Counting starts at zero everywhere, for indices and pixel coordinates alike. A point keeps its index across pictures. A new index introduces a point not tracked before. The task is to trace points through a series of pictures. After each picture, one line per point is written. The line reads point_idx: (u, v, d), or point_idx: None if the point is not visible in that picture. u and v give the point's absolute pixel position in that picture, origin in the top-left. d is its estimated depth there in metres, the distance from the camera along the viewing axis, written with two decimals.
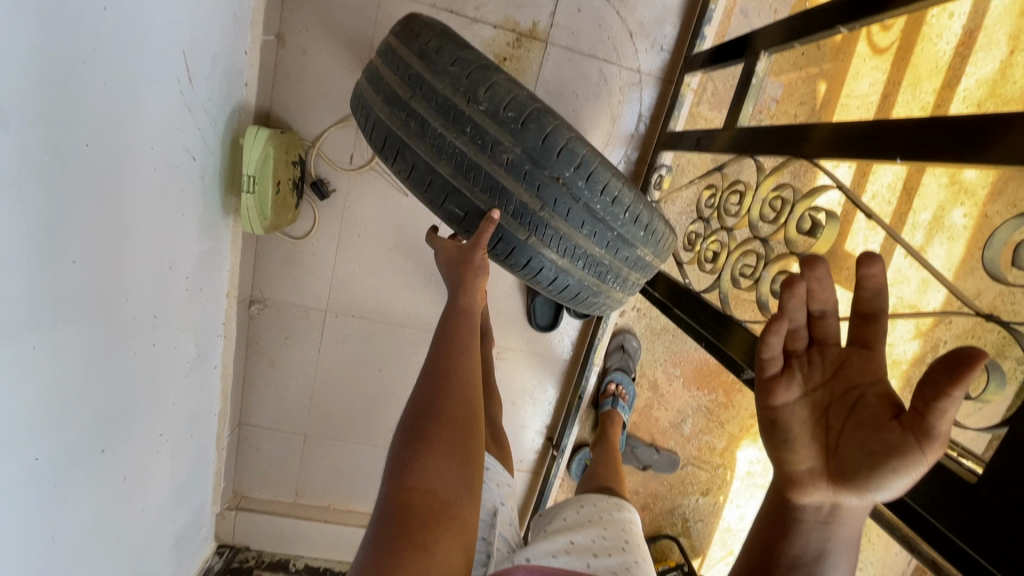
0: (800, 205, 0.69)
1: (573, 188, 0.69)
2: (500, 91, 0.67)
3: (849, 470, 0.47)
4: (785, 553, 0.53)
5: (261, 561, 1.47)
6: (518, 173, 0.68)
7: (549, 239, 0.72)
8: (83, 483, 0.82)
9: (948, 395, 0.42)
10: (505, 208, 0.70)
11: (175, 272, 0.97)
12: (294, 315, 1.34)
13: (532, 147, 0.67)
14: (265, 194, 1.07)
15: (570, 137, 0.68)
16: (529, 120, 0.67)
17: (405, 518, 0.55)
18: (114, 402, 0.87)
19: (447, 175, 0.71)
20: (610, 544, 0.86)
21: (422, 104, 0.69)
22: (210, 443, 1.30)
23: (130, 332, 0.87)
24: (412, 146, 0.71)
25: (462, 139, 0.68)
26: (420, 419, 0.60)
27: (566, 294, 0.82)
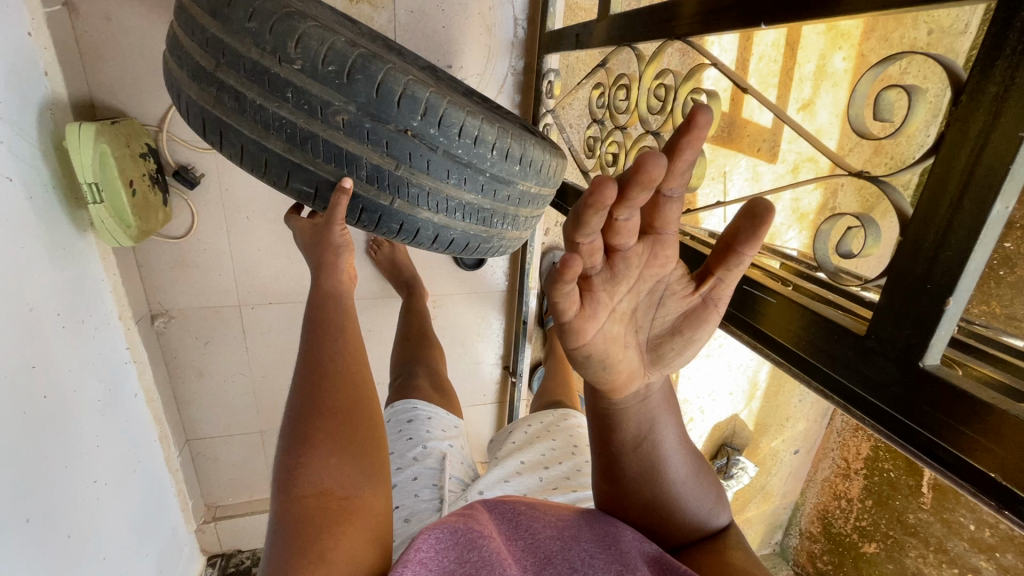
0: (682, 90, 0.67)
1: (425, 139, 0.64)
2: (313, 42, 0.59)
3: (665, 352, 0.53)
4: (624, 436, 0.59)
5: (257, 558, 1.48)
6: (360, 133, 0.62)
7: (415, 197, 0.68)
8: (18, 559, 0.76)
9: (744, 261, 0.48)
10: (358, 175, 0.65)
11: (42, 314, 0.85)
12: (207, 319, 1.24)
13: (367, 101, 0.60)
14: (118, 199, 0.93)
15: (407, 81, 0.61)
16: (354, 71, 0.60)
17: (300, 529, 0.48)
18: (22, 469, 0.78)
19: (282, 151, 0.63)
20: (560, 452, 0.91)
21: (230, 74, 0.60)
22: (162, 469, 1.24)
23: (10, 391, 0.77)
24: (232, 125, 0.62)
25: (286, 107, 0.60)
26: (301, 419, 0.54)
27: (456, 248, 0.79)
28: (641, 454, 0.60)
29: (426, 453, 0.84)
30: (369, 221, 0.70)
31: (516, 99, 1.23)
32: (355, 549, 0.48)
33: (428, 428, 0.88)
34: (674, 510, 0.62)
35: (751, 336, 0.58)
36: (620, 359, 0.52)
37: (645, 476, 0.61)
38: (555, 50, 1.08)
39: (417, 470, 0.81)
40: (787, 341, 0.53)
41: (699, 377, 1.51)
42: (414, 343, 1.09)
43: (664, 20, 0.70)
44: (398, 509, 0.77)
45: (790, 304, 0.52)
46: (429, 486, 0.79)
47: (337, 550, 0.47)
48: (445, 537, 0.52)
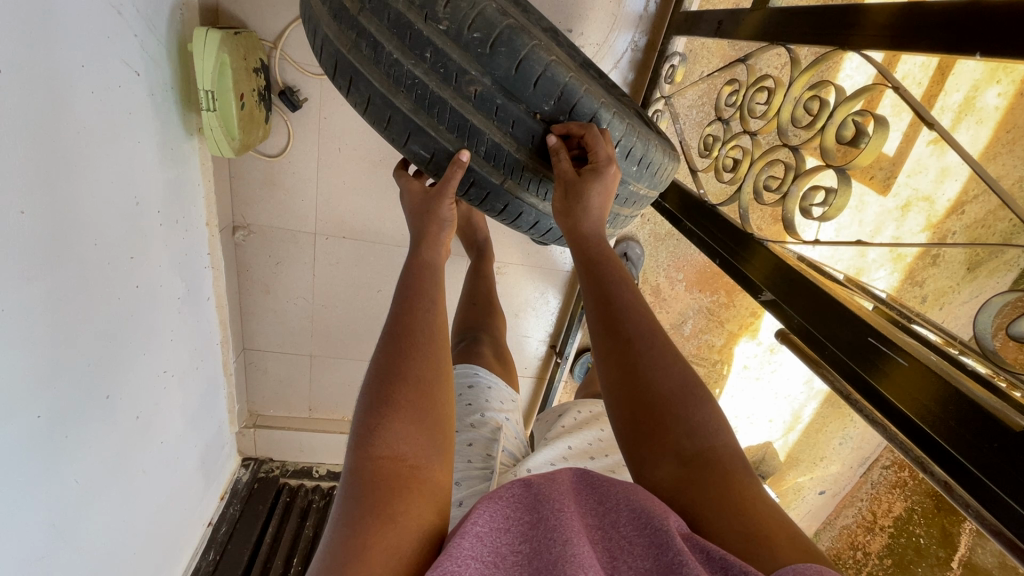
0: (841, 109, 0.60)
1: (553, 124, 0.66)
2: (463, 4, 0.57)
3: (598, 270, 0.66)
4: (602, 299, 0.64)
5: (286, 470, 1.56)
6: (490, 108, 0.64)
7: (526, 182, 0.72)
8: (94, 428, 0.83)
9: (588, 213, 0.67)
10: (475, 149, 0.68)
11: (145, 208, 0.89)
12: (283, 239, 1.27)
13: (505, 78, 0.61)
14: (228, 110, 0.94)
15: (549, 62, 0.61)
16: (499, 42, 0.58)
17: (372, 490, 0.48)
18: (107, 349, 0.83)
19: (407, 111, 0.64)
20: (607, 445, 0.90)
21: (372, 21, 0.59)
22: (218, 371, 1.31)
23: (107, 277, 0.81)
24: (365, 74, 0.63)
25: (421, 66, 0.61)
26: (384, 382, 0.54)
27: (550, 233, 0.84)
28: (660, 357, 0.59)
29: (483, 421, 0.85)
30: (474, 195, 0.75)
31: (629, 76, 1.16)
32: (422, 514, 0.49)
33: (487, 398, 0.89)
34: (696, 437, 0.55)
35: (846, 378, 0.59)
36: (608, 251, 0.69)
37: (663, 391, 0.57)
38: (688, 33, 1.00)
39: (472, 437, 0.83)
40: (905, 405, 0.53)
41: (744, 397, 1.45)
42: (478, 307, 1.09)
43: (838, 27, 0.63)
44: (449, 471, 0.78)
45: (926, 372, 0.51)
46: (481, 454, 0.80)
47: (406, 515, 0.47)
48: (501, 517, 0.49)
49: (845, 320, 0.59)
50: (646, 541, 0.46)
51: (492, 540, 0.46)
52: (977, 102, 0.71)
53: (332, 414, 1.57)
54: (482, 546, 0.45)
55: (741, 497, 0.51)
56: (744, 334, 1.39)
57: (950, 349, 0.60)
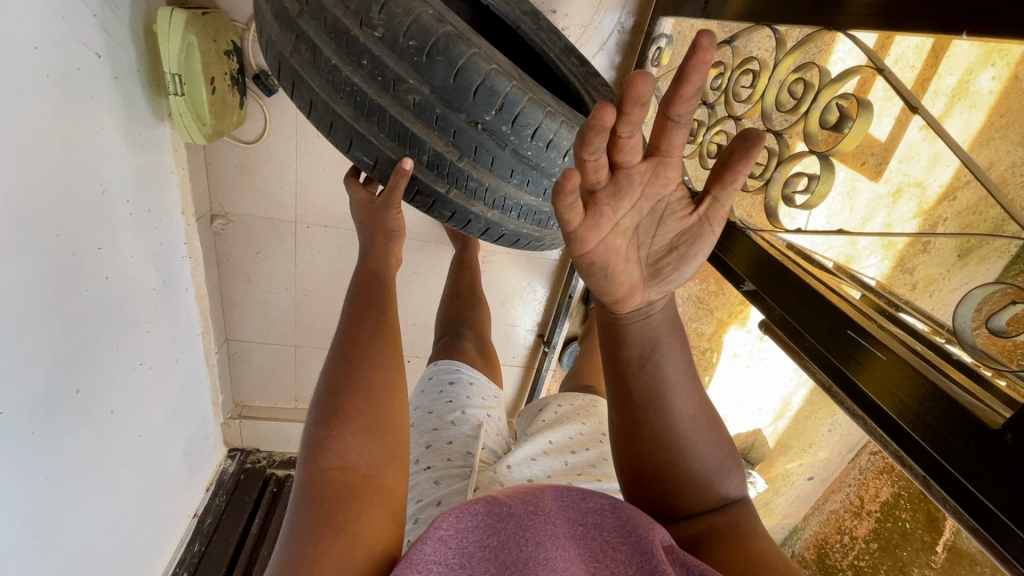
0: (826, 92, 0.58)
1: (496, 133, 0.65)
2: (397, 11, 0.60)
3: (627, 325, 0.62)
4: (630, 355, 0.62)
5: (273, 460, 1.54)
6: (428, 116, 0.64)
7: (472, 191, 0.71)
8: (66, 423, 0.81)
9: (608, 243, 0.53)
10: (416, 156, 0.68)
11: (112, 197, 0.86)
12: (263, 229, 1.24)
13: (442, 85, 0.62)
14: (198, 94, 0.91)
15: (488, 70, 0.61)
16: (434, 50, 0.60)
17: (323, 499, 0.48)
18: (75, 342, 0.81)
19: (348, 117, 0.66)
20: (588, 438, 0.90)
21: (311, 26, 0.63)
22: (200, 362, 1.29)
23: (73, 268, 0.79)
24: (306, 78, 0.66)
25: (359, 73, 0.63)
26: (333, 394, 0.54)
27: (505, 241, 0.82)
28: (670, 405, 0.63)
29: (464, 418, 0.84)
30: (422, 201, 0.74)
31: (615, 60, 1.13)
32: (374, 525, 0.48)
33: (468, 394, 0.88)
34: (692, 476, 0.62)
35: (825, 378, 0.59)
36: (625, 273, 0.56)
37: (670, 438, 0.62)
38: (675, 14, 0.97)
39: (452, 434, 0.81)
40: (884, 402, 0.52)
41: (732, 385, 1.45)
42: (462, 299, 1.07)
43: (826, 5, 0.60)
44: (427, 467, 0.76)
45: (901, 367, 0.50)
46: (461, 452, 0.79)
47: (358, 523, 0.47)
48: (474, 511, 0.47)
49: (825, 315, 0.58)
50: (629, 549, 0.47)
51: (459, 540, 0.44)
52: (971, 86, 0.62)
53: None
54: (449, 548, 0.44)
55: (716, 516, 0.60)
56: (732, 322, 1.38)
57: (936, 337, 0.59)
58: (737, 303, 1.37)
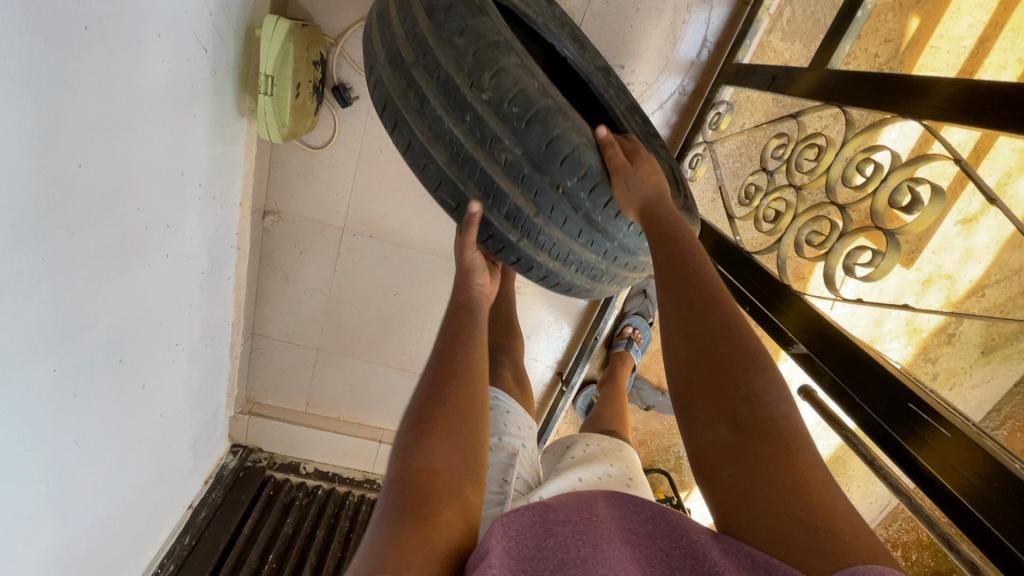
0: (896, 174, 0.61)
1: (574, 199, 0.72)
2: (507, 79, 0.65)
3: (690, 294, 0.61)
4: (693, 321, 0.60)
5: (273, 462, 1.53)
6: (516, 175, 0.69)
7: (541, 245, 0.77)
8: (103, 391, 0.81)
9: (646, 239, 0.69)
10: (497, 208, 0.73)
11: (187, 179, 0.90)
12: (310, 231, 1.27)
13: (534, 150, 0.68)
14: (284, 97, 0.96)
15: (578, 144, 0.68)
16: (533, 119, 0.66)
17: (412, 494, 0.52)
18: (128, 313, 0.83)
19: (441, 162, 0.72)
20: (618, 479, 0.87)
21: (423, 76, 0.69)
22: (225, 352, 1.29)
23: (142, 242, 0.81)
24: (409, 120, 0.72)
25: (460, 126, 0.68)
26: (425, 407, 0.61)
27: (559, 290, 0.88)
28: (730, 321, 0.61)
29: (499, 445, 0.84)
30: (492, 245, 0.79)
31: (672, 118, 1.19)
32: (456, 524, 0.52)
33: (505, 422, 0.89)
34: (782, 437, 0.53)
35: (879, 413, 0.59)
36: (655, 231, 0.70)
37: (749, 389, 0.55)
38: (738, 84, 1.03)
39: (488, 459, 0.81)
40: (947, 479, 0.52)
41: None
42: (497, 325, 1.08)
43: (900, 95, 0.64)
44: None
45: (967, 443, 0.51)
46: (497, 478, 0.79)
47: (443, 517, 0.51)
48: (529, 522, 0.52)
49: (876, 377, 0.60)
50: (681, 551, 0.49)
51: (519, 541, 0.48)
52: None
53: (329, 412, 1.55)
54: (510, 545, 0.48)
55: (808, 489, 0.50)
56: None
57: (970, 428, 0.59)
58: None
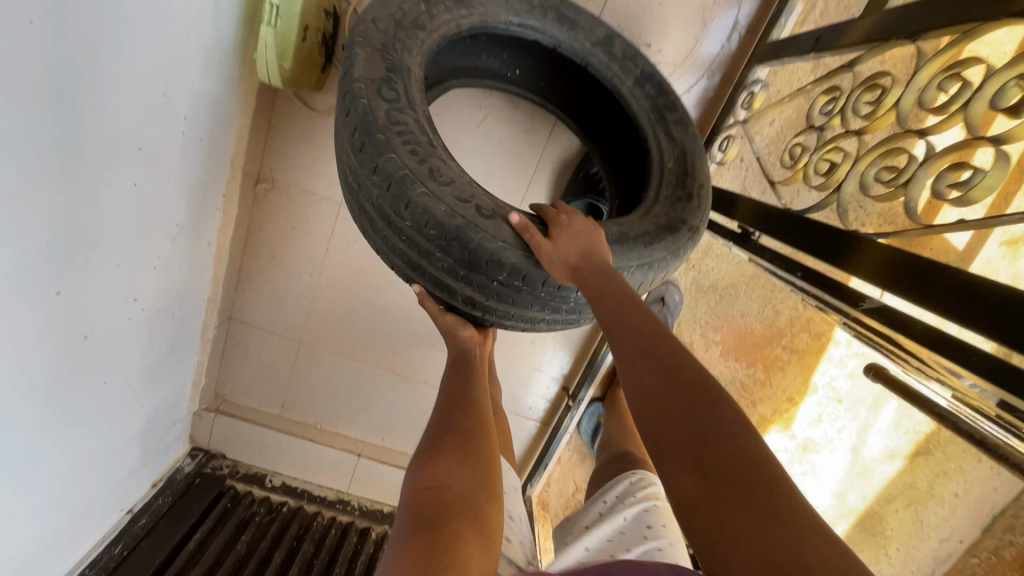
0: (995, 78, 0.53)
1: (514, 285, 0.72)
2: (418, 209, 0.69)
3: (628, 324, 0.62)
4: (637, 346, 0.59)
5: (236, 472, 1.34)
6: (456, 276, 0.73)
7: (503, 317, 0.79)
8: (31, 324, 0.68)
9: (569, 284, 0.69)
10: (453, 297, 0.77)
11: (171, 104, 0.81)
12: (305, 204, 1.18)
13: (461, 258, 0.71)
14: (289, 34, 0.89)
15: (495, 248, 0.70)
16: (451, 236, 0.69)
17: (422, 511, 0.61)
18: (76, 235, 0.71)
19: (399, 266, 0.78)
20: (630, 538, 0.86)
21: (363, 202, 0.74)
22: (196, 332, 1.16)
23: (105, 155, 0.71)
24: (367, 234, 0.79)
25: (401, 241, 0.73)
26: (435, 432, 0.72)
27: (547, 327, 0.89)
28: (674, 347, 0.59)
29: None
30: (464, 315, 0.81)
31: (698, 108, 1.13)
32: (468, 541, 0.60)
33: None
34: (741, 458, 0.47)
35: (956, 314, 0.52)
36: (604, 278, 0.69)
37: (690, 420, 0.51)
38: (775, 59, 0.97)
39: None
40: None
41: None
42: None
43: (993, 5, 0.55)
44: None
45: None
46: None
47: (458, 534, 0.60)
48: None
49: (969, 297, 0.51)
50: None
51: None
52: None
53: (305, 417, 1.39)
54: None
55: (786, 506, 0.45)
56: (777, 422, 1.42)
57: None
58: (781, 402, 1.43)
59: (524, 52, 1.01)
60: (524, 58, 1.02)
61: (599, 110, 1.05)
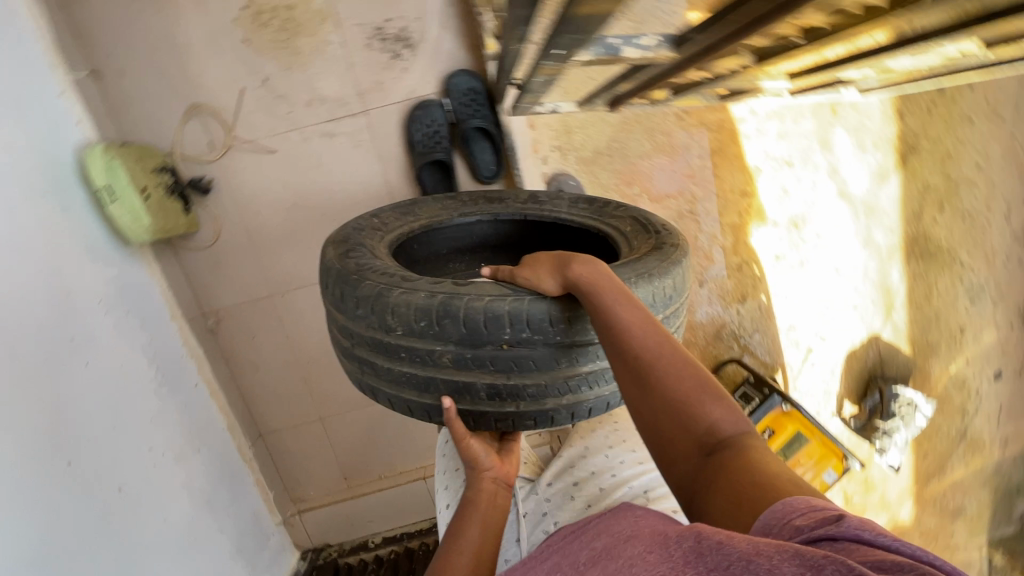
0: None
1: (523, 341, 0.76)
2: (404, 309, 0.78)
3: (608, 329, 0.68)
4: (624, 341, 0.66)
5: (344, 549, 1.53)
6: (464, 361, 0.77)
7: (548, 395, 0.80)
8: (62, 494, 0.87)
9: (550, 280, 0.76)
10: (478, 399, 0.80)
11: (79, 296, 1.00)
12: (249, 314, 1.37)
13: (460, 335, 0.76)
14: (132, 201, 1.10)
15: (484, 304, 0.76)
16: (441, 319, 0.76)
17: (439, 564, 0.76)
18: (61, 419, 0.90)
19: (415, 396, 0.83)
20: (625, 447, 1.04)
21: (363, 350, 0.84)
22: (236, 458, 1.36)
23: (50, 355, 0.91)
24: (378, 384, 0.86)
25: (405, 361, 0.80)
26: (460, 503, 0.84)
27: (597, 411, 0.85)
28: (674, 351, 0.64)
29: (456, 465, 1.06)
30: (505, 421, 0.82)
31: (458, 32, 1.23)
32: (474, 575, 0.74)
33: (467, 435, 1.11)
34: (721, 502, 0.51)
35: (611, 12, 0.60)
36: (547, 283, 0.77)
37: (675, 415, 0.59)
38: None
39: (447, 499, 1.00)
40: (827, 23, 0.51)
41: (797, 292, 1.55)
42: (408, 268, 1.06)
43: None
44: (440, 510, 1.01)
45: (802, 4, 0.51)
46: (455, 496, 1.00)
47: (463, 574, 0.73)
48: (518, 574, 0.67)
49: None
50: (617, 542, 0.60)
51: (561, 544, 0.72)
52: None
53: (367, 476, 1.52)
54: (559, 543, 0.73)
55: (744, 464, 0.52)
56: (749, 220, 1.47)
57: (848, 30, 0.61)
58: (739, 201, 1.47)
59: (477, 238, 1.16)
60: (488, 244, 1.16)
61: (545, 234, 1.14)
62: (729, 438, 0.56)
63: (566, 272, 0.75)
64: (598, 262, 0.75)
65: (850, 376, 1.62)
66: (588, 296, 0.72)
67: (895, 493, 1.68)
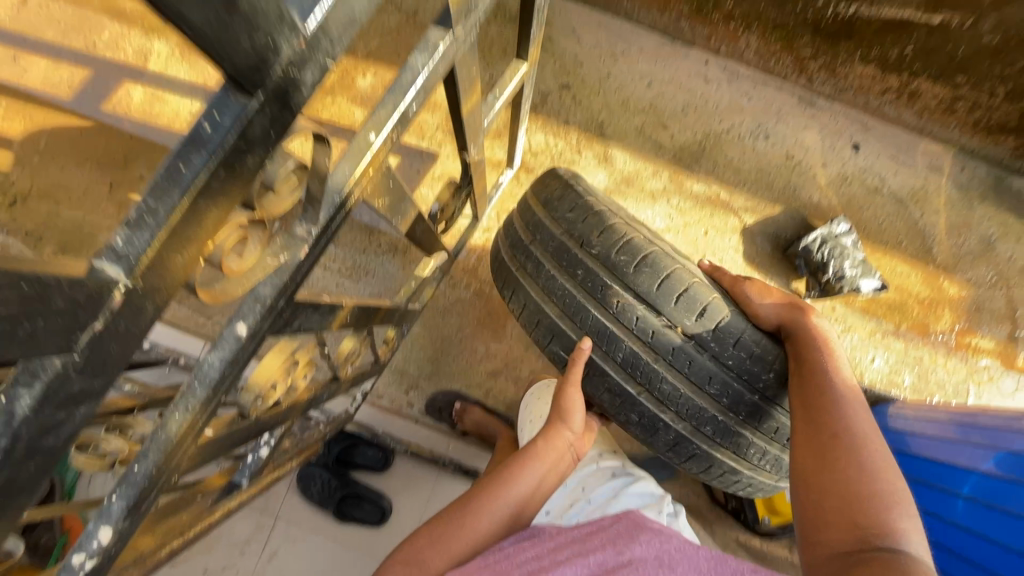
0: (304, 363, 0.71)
1: (699, 338, 1.02)
2: (614, 237, 1.07)
3: (810, 400, 0.95)
4: (819, 419, 0.93)
5: None
6: (632, 322, 1.04)
7: (658, 390, 1.07)
8: None
9: (766, 317, 1.04)
10: (613, 357, 1.07)
11: None
12: None
13: (642, 289, 1.03)
14: None
15: (689, 281, 1.03)
16: (641, 264, 1.04)
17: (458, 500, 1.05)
18: None
19: (556, 314, 1.11)
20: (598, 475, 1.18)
21: (541, 249, 1.14)
22: None
23: None
24: (526, 283, 1.16)
25: (574, 280, 1.09)
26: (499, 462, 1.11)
27: (685, 454, 1.15)
28: (867, 456, 0.88)
29: None
30: (618, 400, 1.12)
31: None
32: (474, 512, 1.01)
33: None
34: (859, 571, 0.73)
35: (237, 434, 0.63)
36: (767, 311, 1.04)
37: (845, 496, 0.84)
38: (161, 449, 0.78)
39: None
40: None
41: None
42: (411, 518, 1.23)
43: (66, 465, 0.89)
44: None
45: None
46: None
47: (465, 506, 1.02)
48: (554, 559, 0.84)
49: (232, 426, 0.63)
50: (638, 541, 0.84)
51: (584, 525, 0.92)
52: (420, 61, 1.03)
53: None
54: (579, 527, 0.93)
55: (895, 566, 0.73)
56: None
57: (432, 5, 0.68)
58: None
59: None
60: None
61: None
62: (885, 545, 0.77)
63: (796, 319, 1.02)
64: (820, 327, 1.01)
65: (771, 270, 1.61)
66: (803, 355, 1.00)
67: (924, 287, 1.63)
